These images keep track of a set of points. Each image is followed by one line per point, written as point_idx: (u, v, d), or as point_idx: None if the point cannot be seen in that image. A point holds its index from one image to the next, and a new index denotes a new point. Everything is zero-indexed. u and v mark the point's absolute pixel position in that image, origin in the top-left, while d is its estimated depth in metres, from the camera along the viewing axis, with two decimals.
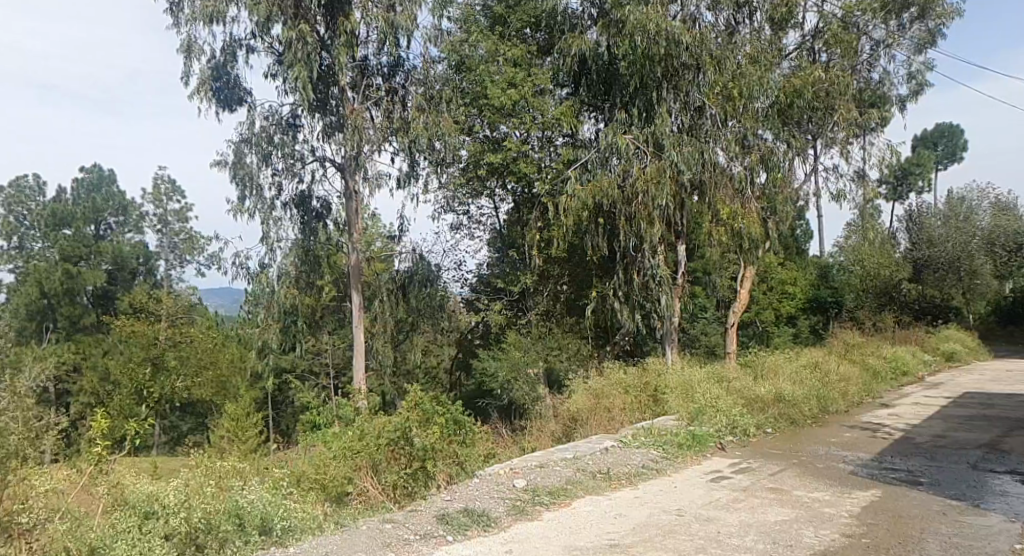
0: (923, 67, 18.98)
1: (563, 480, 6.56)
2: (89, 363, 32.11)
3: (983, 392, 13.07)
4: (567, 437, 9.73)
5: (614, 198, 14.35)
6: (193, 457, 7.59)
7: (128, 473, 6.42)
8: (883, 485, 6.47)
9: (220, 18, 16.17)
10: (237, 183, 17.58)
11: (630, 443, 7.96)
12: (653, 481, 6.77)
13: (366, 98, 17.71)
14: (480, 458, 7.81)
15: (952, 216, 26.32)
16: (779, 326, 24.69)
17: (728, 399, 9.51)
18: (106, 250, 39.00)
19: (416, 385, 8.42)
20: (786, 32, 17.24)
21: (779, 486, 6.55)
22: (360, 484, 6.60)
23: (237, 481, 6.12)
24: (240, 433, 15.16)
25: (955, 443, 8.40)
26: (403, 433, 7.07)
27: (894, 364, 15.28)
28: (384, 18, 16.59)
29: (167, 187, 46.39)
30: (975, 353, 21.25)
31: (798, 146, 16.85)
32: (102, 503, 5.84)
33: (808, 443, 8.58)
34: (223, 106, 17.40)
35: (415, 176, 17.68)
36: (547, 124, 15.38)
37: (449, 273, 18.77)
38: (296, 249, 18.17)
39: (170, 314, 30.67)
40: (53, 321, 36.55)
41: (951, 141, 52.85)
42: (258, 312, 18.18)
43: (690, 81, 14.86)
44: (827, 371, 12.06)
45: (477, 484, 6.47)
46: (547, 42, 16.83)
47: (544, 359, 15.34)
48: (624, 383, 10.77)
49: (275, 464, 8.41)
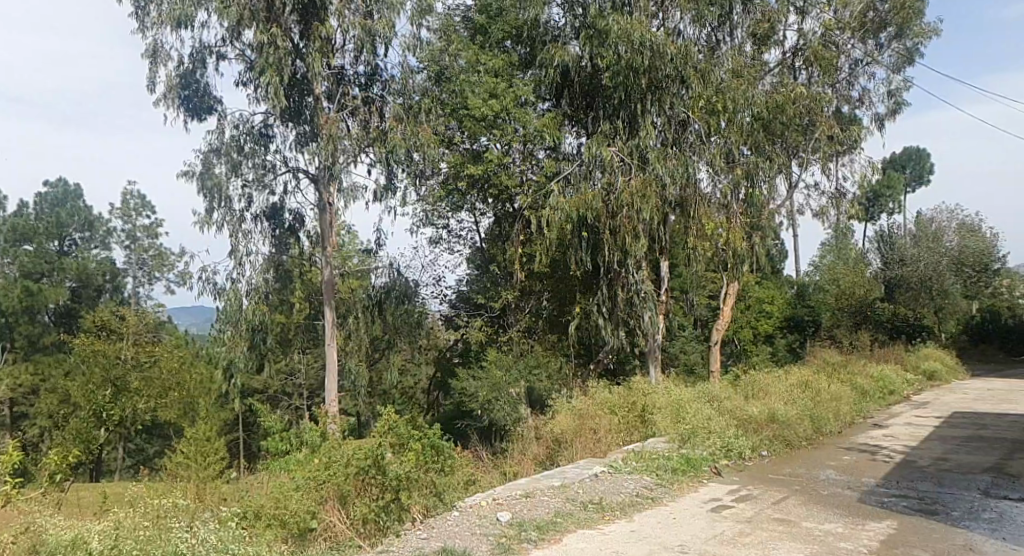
0: (902, 85, 18.91)
1: (550, 512, 6.00)
2: (48, 385, 31.00)
3: (974, 412, 12.76)
4: (551, 461, 9.13)
5: (598, 211, 13.86)
6: (137, 492, 6.92)
7: (47, 514, 5.75)
8: (897, 516, 6.00)
9: (188, 22, 15.58)
10: (204, 195, 16.76)
11: (621, 468, 7.46)
12: (648, 513, 6.25)
13: (342, 107, 16.87)
14: (460, 487, 7.23)
15: (924, 237, 26.47)
16: (757, 345, 24.66)
17: (721, 420, 9.02)
18: (71, 266, 38.01)
19: (389, 407, 7.74)
20: (768, 48, 17.09)
21: (785, 517, 6.05)
22: (325, 519, 6.07)
23: (179, 522, 5.48)
24: (202, 451, 14.38)
25: (960, 467, 7.98)
26: (376, 461, 6.49)
27: (881, 383, 14.90)
28: (362, 25, 15.97)
29: (137, 203, 45.11)
30: (956, 372, 21.11)
31: (780, 162, 16.38)
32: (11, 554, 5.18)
33: (807, 468, 8.12)
34: (191, 114, 16.75)
35: (392, 189, 17.13)
36: (528, 136, 14.86)
37: (427, 289, 18.28)
38: (268, 264, 17.52)
39: (136, 333, 29.61)
40: (11, 340, 35.30)
41: (920, 165, 53.69)
42: (224, 330, 17.06)
43: (673, 94, 14.40)
44: (818, 390, 11.65)
45: (457, 518, 5.90)
46: (528, 56, 16.27)
47: (524, 379, 14.60)
48: (609, 402, 10.29)
49: (235, 495, 7.81)
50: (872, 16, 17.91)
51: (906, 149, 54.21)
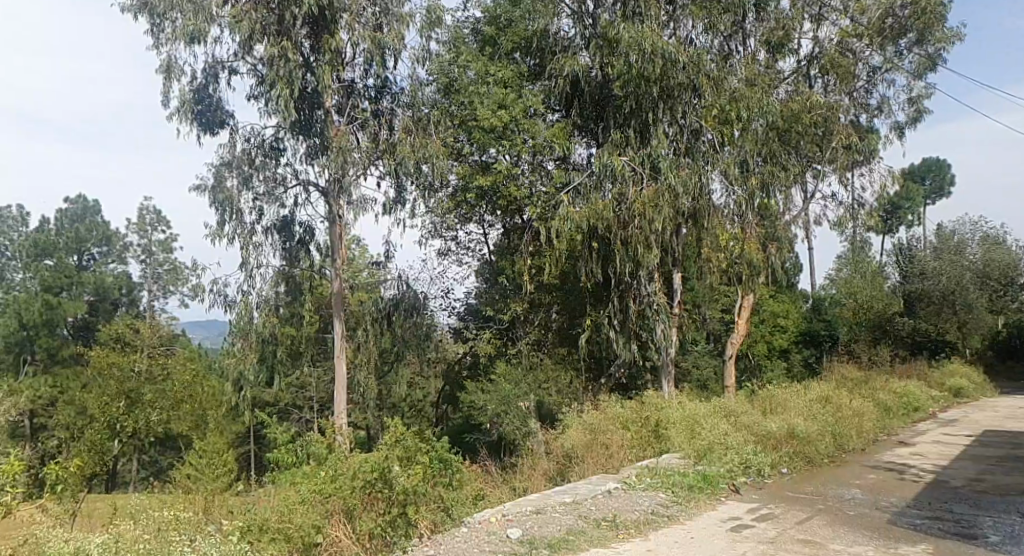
0: (923, 91, 18.64)
1: (562, 529, 5.75)
2: (65, 397, 31.06)
3: (1004, 431, 12.34)
4: (562, 476, 8.85)
5: (609, 223, 13.70)
6: (139, 506, 6.74)
7: (46, 527, 5.56)
8: (932, 539, 5.70)
9: (201, 38, 15.61)
10: (216, 208, 16.67)
11: (634, 484, 7.18)
12: (665, 531, 5.98)
13: (352, 120, 16.89)
14: (469, 502, 7.00)
15: (944, 249, 25.70)
16: (773, 359, 24.35)
17: (738, 436, 8.76)
18: (89, 280, 38.09)
19: (396, 419, 7.56)
20: (784, 57, 16.81)
21: (810, 538, 5.77)
22: (330, 533, 5.85)
23: (181, 536, 5.26)
24: (211, 461, 14.22)
25: (996, 488, 7.65)
26: (382, 473, 6.27)
27: (905, 399, 14.54)
28: (371, 38, 15.92)
29: (153, 217, 45.37)
30: (982, 388, 20.62)
31: (796, 172, 16.08)
32: None
33: (831, 486, 7.82)
34: (205, 129, 16.72)
35: (402, 202, 16.99)
36: (538, 146, 14.75)
37: (436, 301, 18.06)
38: (278, 275, 17.38)
39: (150, 346, 29.58)
40: (31, 352, 35.49)
41: (940, 175, 53.08)
42: (233, 342, 16.96)
43: (685, 102, 14.26)
44: (840, 405, 11.29)
45: (466, 535, 5.65)
46: (538, 67, 16.17)
47: (534, 392, 14.36)
48: (621, 417, 10.01)
49: (240, 508, 7.61)
50: (891, 22, 17.25)
51: (924, 161, 53.63)
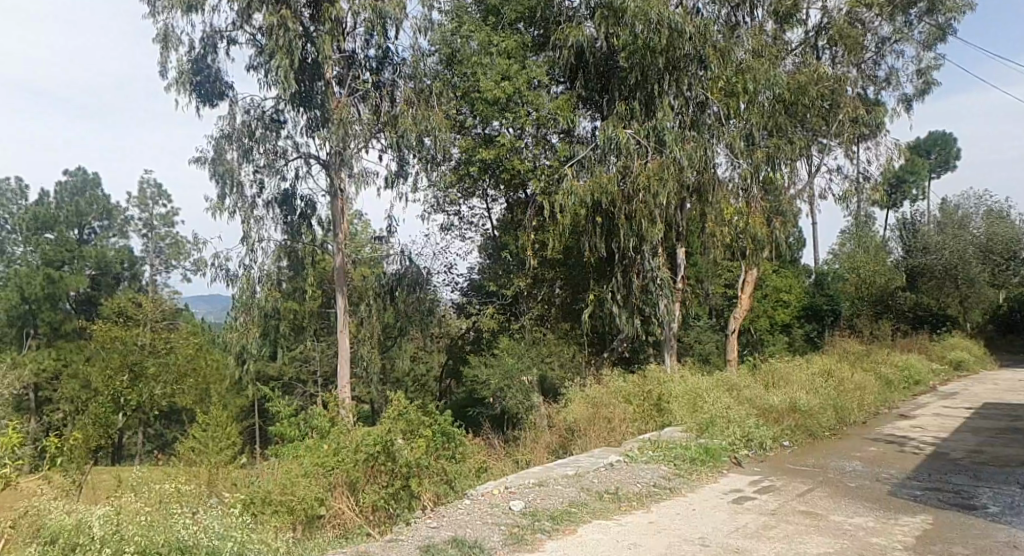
0: (933, 63, 18.42)
1: (564, 502, 5.77)
2: (69, 371, 31.21)
3: (1005, 404, 12.36)
4: (564, 449, 8.89)
5: (614, 196, 13.63)
6: (142, 478, 6.76)
7: (47, 499, 5.57)
8: (933, 510, 5.72)
9: (199, 6, 15.42)
10: (216, 181, 16.61)
11: (637, 457, 7.19)
12: (666, 503, 6.00)
13: (352, 91, 16.64)
14: (472, 475, 7.00)
15: (948, 223, 25.97)
16: (774, 334, 24.36)
17: (740, 410, 8.77)
18: (90, 254, 38.09)
19: (399, 393, 7.56)
20: (791, 27, 16.56)
21: (812, 509, 5.79)
22: (333, 506, 5.88)
23: (182, 508, 5.26)
24: (215, 434, 14.31)
25: (996, 460, 7.67)
26: (385, 447, 6.27)
27: (906, 373, 14.56)
28: (373, 7, 15.72)
29: (154, 191, 45.21)
30: (983, 362, 20.65)
31: (801, 146, 15.84)
32: (8, 544, 4.99)
33: (832, 458, 7.84)
34: (204, 100, 16.54)
35: (404, 175, 16.88)
36: (542, 119, 14.59)
37: (439, 276, 18.06)
38: (279, 249, 17.33)
39: (153, 320, 29.64)
40: (34, 326, 35.58)
41: (946, 149, 52.70)
42: (235, 316, 16.98)
43: (690, 74, 14.16)
44: (842, 379, 11.30)
45: (468, 507, 5.66)
46: (542, 37, 15.97)
47: (537, 366, 14.39)
48: (623, 391, 10.02)
49: (243, 481, 7.64)
50: None
51: (930, 135, 53.20)
